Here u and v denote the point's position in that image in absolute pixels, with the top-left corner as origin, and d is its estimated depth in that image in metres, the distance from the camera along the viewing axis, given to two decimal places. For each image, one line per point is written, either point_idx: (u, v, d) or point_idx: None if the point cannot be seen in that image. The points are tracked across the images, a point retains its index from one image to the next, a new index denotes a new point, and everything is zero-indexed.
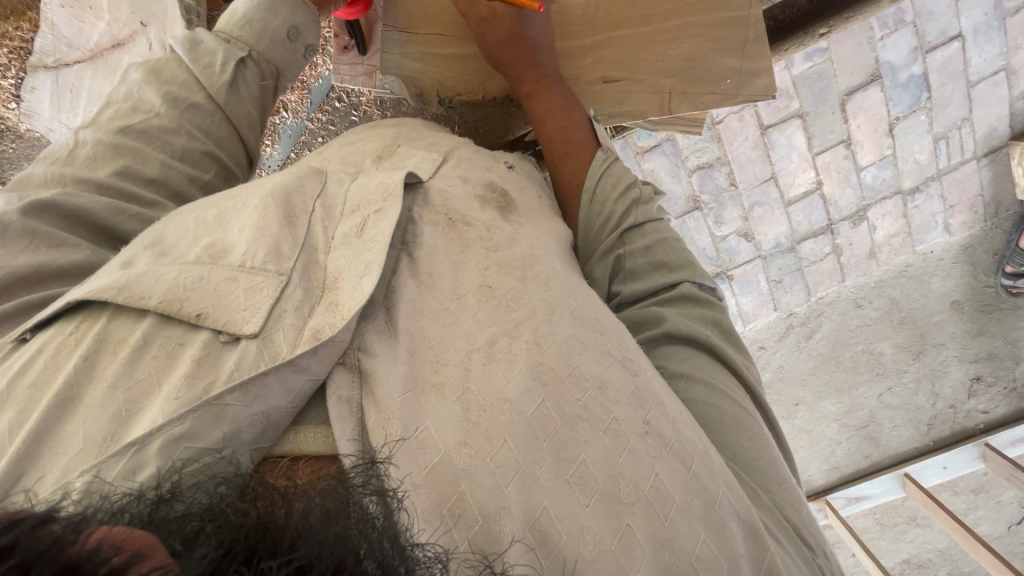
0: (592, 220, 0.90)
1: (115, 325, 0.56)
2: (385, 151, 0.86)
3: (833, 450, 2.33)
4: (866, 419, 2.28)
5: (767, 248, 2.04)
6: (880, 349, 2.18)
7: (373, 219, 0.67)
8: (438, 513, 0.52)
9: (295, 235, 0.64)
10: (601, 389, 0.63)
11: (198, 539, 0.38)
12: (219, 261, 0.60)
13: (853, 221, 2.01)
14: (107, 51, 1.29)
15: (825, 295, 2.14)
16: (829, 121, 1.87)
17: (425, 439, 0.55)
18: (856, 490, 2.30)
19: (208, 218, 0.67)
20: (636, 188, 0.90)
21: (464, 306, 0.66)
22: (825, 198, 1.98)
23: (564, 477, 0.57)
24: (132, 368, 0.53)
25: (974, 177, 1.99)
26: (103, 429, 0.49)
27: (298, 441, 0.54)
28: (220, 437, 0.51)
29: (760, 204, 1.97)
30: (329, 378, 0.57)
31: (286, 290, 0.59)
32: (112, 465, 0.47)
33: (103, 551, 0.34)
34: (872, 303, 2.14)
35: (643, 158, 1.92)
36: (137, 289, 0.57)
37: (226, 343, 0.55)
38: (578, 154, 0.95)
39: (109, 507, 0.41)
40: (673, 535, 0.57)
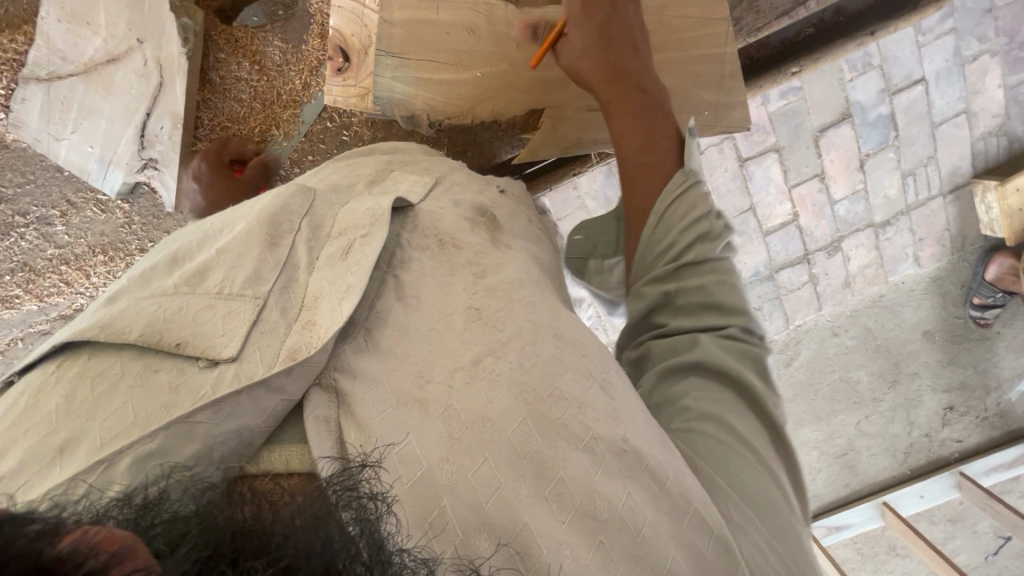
0: (654, 245, 0.85)
1: (97, 360, 0.55)
2: (375, 175, 0.88)
3: (813, 478, 2.34)
4: (844, 447, 2.31)
5: (746, 276, 2.09)
6: (856, 377, 2.23)
7: (359, 243, 0.68)
8: (421, 524, 0.53)
9: (278, 256, 0.65)
10: (580, 408, 0.63)
11: (184, 539, 0.38)
12: (197, 289, 0.61)
13: (828, 251, 2.08)
14: (100, 66, 1.31)
15: (803, 323, 2.18)
16: (803, 156, 1.95)
17: (405, 453, 0.55)
18: (836, 519, 2.32)
19: (194, 248, 0.68)
20: (706, 221, 0.84)
21: (450, 326, 0.66)
22: (801, 229, 2.04)
23: (542, 494, 0.57)
24: (110, 397, 0.52)
25: (941, 213, 2.08)
26: (80, 453, 0.48)
27: (275, 458, 0.53)
28: (191, 455, 0.50)
29: (740, 234, 2.03)
30: (306, 398, 0.57)
31: (262, 313, 0.59)
32: (80, 484, 0.47)
33: (80, 553, 0.33)
34: (848, 331, 2.19)
35: None
36: (116, 324, 0.57)
37: (204, 368, 0.55)
38: (662, 172, 0.89)
39: (94, 509, 0.40)
40: (646, 550, 0.57)
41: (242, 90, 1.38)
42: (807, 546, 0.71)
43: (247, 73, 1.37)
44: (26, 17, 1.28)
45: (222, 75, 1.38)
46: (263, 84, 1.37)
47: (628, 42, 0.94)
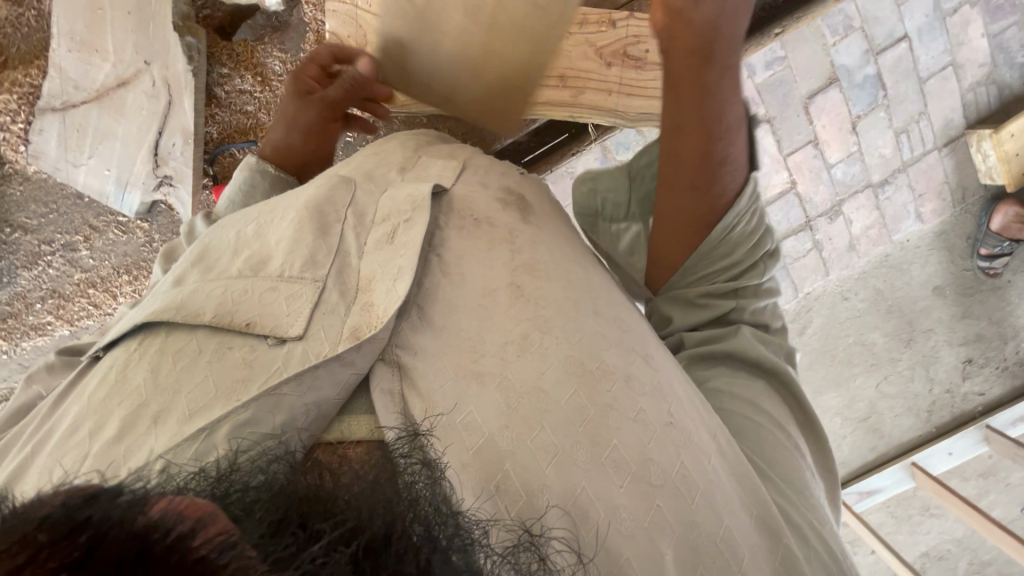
0: (713, 258, 0.90)
1: (174, 338, 0.59)
2: (405, 163, 0.87)
3: (839, 445, 2.34)
4: (867, 410, 2.31)
5: None
6: (871, 339, 2.24)
7: (403, 227, 0.70)
8: (485, 487, 0.54)
9: (329, 245, 0.67)
10: (627, 381, 0.64)
11: (256, 506, 0.39)
12: (259, 272, 0.64)
13: (830, 216, 2.09)
14: (112, 90, 1.34)
15: (811, 290, 2.19)
16: (794, 124, 1.96)
17: (467, 420, 0.57)
18: (867, 485, 2.32)
19: (248, 232, 0.71)
20: (763, 244, 0.91)
21: (496, 302, 0.66)
22: (800, 196, 2.06)
23: (599, 461, 0.58)
24: (192, 371, 0.56)
25: (938, 166, 2.08)
26: (172, 420, 0.53)
27: (344, 428, 0.55)
28: (280, 423, 0.53)
29: None
30: (371, 372, 0.59)
31: (323, 295, 0.62)
32: (190, 446, 0.51)
33: (166, 521, 0.35)
34: (858, 294, 2.20)
35: None
36: (190, 305, 0.60)
37: (274, 345, 0.58)
38: (705, 191, 0.85)
39: (174, 484, 0.42)
40: (698, 517, 0.58)
41: (248, 102, 1.43)
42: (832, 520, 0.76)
43: (250, 85, 1.41)
44: (37, 51, 1.30)
45: (226, 89, 1.42)
46: (266, 95, 1.42)
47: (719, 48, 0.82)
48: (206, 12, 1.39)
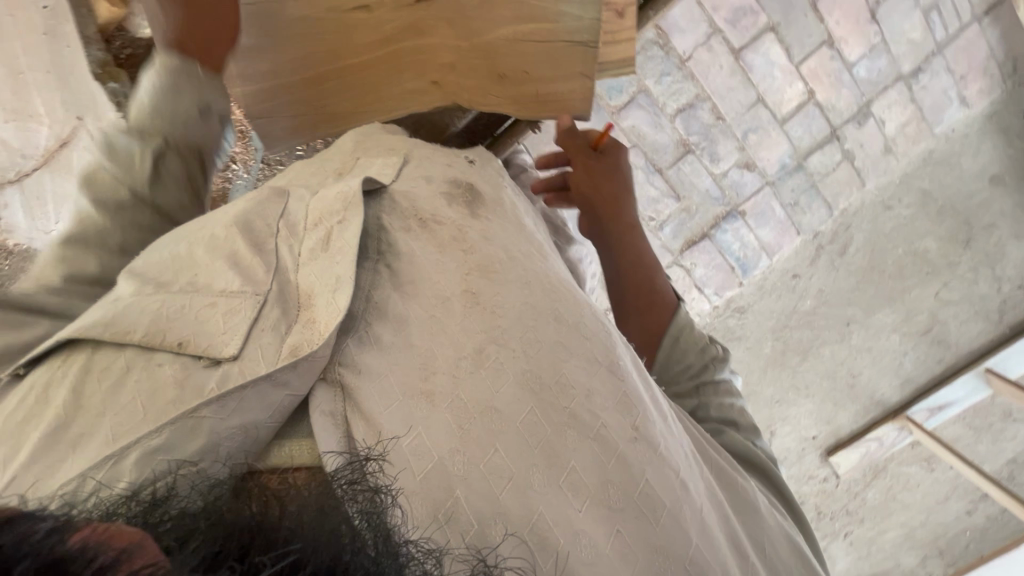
0: (671, 364, 1.03)
1: (100, 355, 0.59)
2: (343, 167, 0.97)
3: (901, 362, 2.18)
4: (928, 321, 2.14)
5: (773, 172, 1.95)
6: (924, 247, 2.05)
7: (337, 230, 0.77)
8: (431, 517, 0.58)
9: (267, 262, 0.71)
10: (588, 396, 0.68)
11: (191, 536, 0.42)
12: (200, 289, 0.66)
13: (858, 120, 1.93)
14: (56, 152, 1.40)
15: (848, 205, 2.01)
16: (803, 26, 1.80)
17: (412, 446, 0.61)
18: (937, 399, 2.17)
19: (180, 252, 0.71)
20: (712, 347, 1.03)
21: (449, 311, 0.72)
22: (821, 105, 1.89)
23: (556, 483, 0.62)
24: (119, 391, 0.57)
25: (981, 41, 1.92)
26: (94, 444, 0.54)
27: (285, 454, 0.60)
28: (195, 449, 0.56)
29: (754, 129, 1.89)
30: (311, 394, 0.63)
31: (263, 308, 0.66)
32: (99, 472, 0.52)
33: (90, 548, 0.36)
34: (902, 200, 2.01)
35: (621, 117, 1.83)
36: (120, 322, 0.60)
37: (206, 366, 0.60)
38: (650, 310, 1.07)
39: (104, 509, 0.45)
40: (664, 541, 0.62)
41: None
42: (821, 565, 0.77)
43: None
44: None
45: None
46: None
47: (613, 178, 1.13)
48: (128, 50, 1.32)
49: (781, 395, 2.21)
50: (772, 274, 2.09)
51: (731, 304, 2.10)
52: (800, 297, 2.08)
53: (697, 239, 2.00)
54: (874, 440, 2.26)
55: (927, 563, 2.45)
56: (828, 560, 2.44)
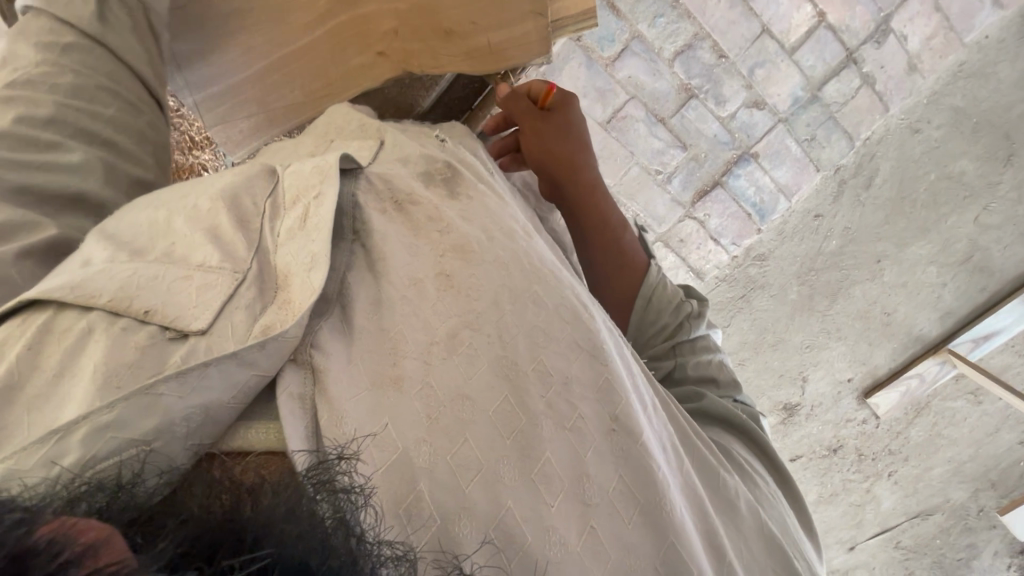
0: (647, 326, 1.05)
1: (60, 318, 0.57)
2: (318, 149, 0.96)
3: (940, 295, 2.07)
4: (967, 249, 2.01)
5: (785, 109, 1.83)
6: (960, 168, 1.90)
7: (314, 206, 0.72)
8: (395, 512, 0.57)
9: (248, 237, 0.68)
10: (566, 384, 0.69)
11: (160, 534, 0.41)
12: (176, 260, 0.63)
13: (877, 39, 1.78)
14: None
15: (871, 134, 1.87)
16: None
17: (378, 439, 0.59)
18: (982, 329, 2.06)
19: (159, 217, 0.70)
20: (687, 304, 1.05)
21: (423, 293, 0.70)
22: (834, 28, 1.75)
23: (529, 477, 0.62)
24: (78, 356, 0.54)
25: None
26: (47, 415, 0.51)
27: (250, 436, 0.57)
28: (151, 428, 0.51)
29: (761, 65, 1.77)
30: (279, 375, 0.60)
31: (240, 288, 0.62)
32: (48, 447, 0.48)
33: (57, 543, 0.34)
34: (931, 121, 1.86)
35: (615, 69, 1.74)
36: (89, 286, 0.58)
37: (174, 339, 0.57)
38: (624, 272, 1.09)
39: (66, 495, 0.44)
40: (636, 540, 0.64)
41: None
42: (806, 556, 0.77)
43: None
44: None
45: None
46: None
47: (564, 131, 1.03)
48: None
49: (811, 340, 2.14)
50: (793, 217, 1.98)
51: (751, 252, 2.02)
52: (824, 238, 1.98)
53: (708, 188, 1.91)
54: (914, 377, 2.16)
55: (979, 496, 2.38)
56: (872, 500, 2.42)
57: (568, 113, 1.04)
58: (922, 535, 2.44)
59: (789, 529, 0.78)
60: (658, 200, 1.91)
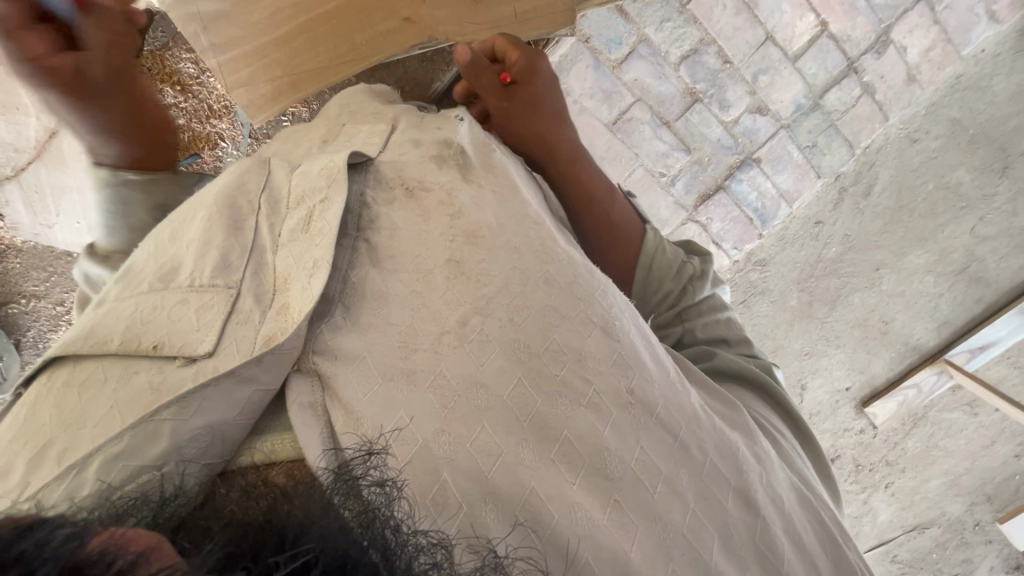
0: (650, 296, 1.03)
1: (78, 367, 0.63)
2: (328, 135, 0.95)
3: (937, 304, 2.09)
4: (964, 260, 2.03)
5: (787, 115, 1.86)
6: (956, 179, 1.94)
7: (319, 210, 0.76)
8: (424, 504, 0.59)
9: (243, 240, 0.74)
10: (580, 361, 0.69)
11: (204, 541, 0.44)
12: (173, 287, 0.68)
13: (878, 50, 1.82)
14: (47, 143, 1.44)
15: (871, 142, 1.91)
16: None
17: (400, 434, 0.61)
18: (977, 340, 2.07)
19: (166, 237, 0.76)
20: (688, 266, 1.03)
21: (432, 286, 0.72)
22: (836, 37, 1.79)
23: (549, 456, 0.63)
24: (93, 399, 0.59)
25: None
26: (65, 455, 0.55)
27: (267, 448, 0.62)
28: (159, 453, 0.56)
29: (764, 71, 1.80)
30: (285, 384, 0.65)
31: (236, 302, 0.68)
32: (66, 485, 0.53)
33: (109, 553, 0.39)
34: (930, 132, 1.90)
35: (622, 71, 1.77)
36: (100, 333, 0.64)
37: (181, 366, 0.62)
38: (621, 240, 1.05)
39: (115, 509, 0.48)
40: (665, 508, 0.65)
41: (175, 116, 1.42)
42: (824, 499, 0.80)
43: (172, 97, 1.41)
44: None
45: None
46: (190, 103, 1.43)
47: (540, 106, 1.08)
48: None
49: (811, 347, 2.14)
50: (796, 223, 2.00)
51: (752, 257, 2.03)
52: (824, 244, 2.00)
53: (711, 192, 1.93)
54: (912, 388, 2.17)
55: (975, 510, 2.37)
56: (869, 512, 2.41)
57: (540, 87, 1.09)
58: (919, 550, 2.42)
59: (807, 479, 0.81)
60: (661, 202, 1.93)
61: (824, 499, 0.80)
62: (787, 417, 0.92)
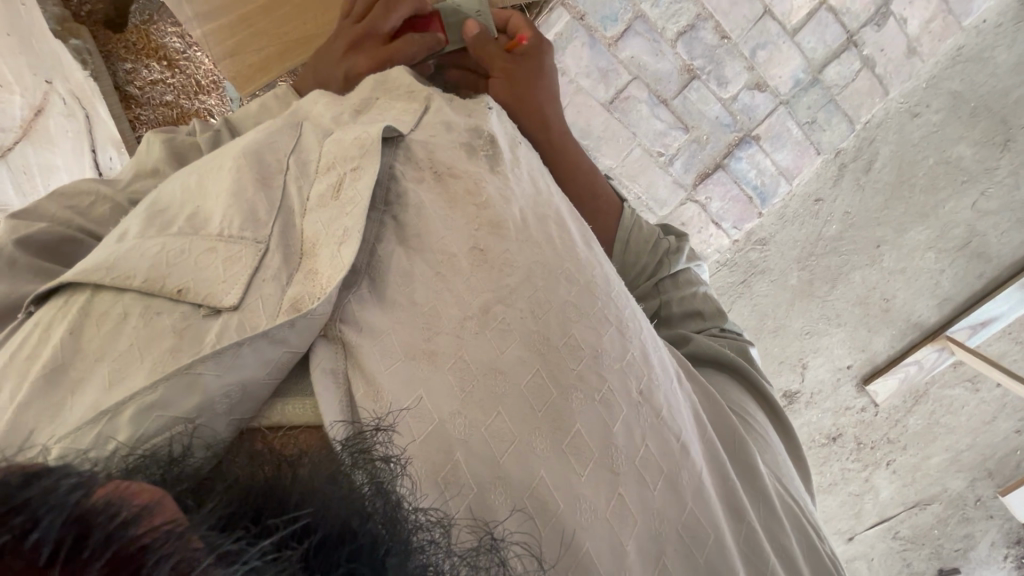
0: (630, 269, 1.04)
1: (98, 299, 0.61)
2: (361, 107, 0.91)
3: (938, 280, 2.08)
4: (965, 235, 2.02)
5: (786, 91, 1.83)
6: (958, 154, 1.93)
7: (350, 178, 0.74)
8: (433, 482, 0.58)
9: (271, 198, 0.72)
10: (597, 357, 0.68)
11: (207, 500, 0.43)
12: (201, 232, 0.67)
13: (877, 22, 1.78)
14: (32, 122, 1.28)
15: (871, 117, 1.89)
16: None
17: (414, 413, 0.61)
18: (979, 316, 2.07)
19: (191, 183, 0.75)
20: (664, 242, 1.06)
21: (456, 269, 0.71)
22: (834, 10, 1.76)
23: (560, 448, 0.62)
24: (118, 336, 0.58)
25: None
26: (91, 392, 0.55)
27: (287, 412, 0.61)
28: (192, 407, 0.55)
29: (763, 46, 1.77)
30: (310, 350, 0.63)
31: (264, 259, 0.66)
32: (95, 429, 0.52)
33: (113, 504, 0.37)
34: (930, 105, 1.88)
35: (619, 48, 1.74)
36: (121, 267, 0.62)
37: (207, 315, 0.61)
38: (601, 214, 1.06)
39: (121, 467, 0.46)
40: (664, 508, 0.64)
41: (164, 92, 1.47)
42: (811, 507, 0.81)
43: (158, 73, 1.46)
44: None
45: (138, 85, 1.47)
46: (178, 78, 1.47)
47: (536, 80, 1.08)
48: (88, 8, 1.42)
49: (811, 326, 2.14)
50: (794, 199, 1.98)
51: (751, 236, 2.02)
52: (821, 222, 1.99)
53: (710, 170, 1.91)
54: (913, 364, 2.16)
55: (976, 486, 2.39)
56: (871, 490, 2.42)
57: (540, 66, 1.10)
58: (920, 526, 2.43)
59: (795, 488, 0.80)
60: (660, 181, 1.91)
61: (811, 510, 0.80)
62: (770, 411, 0.91)
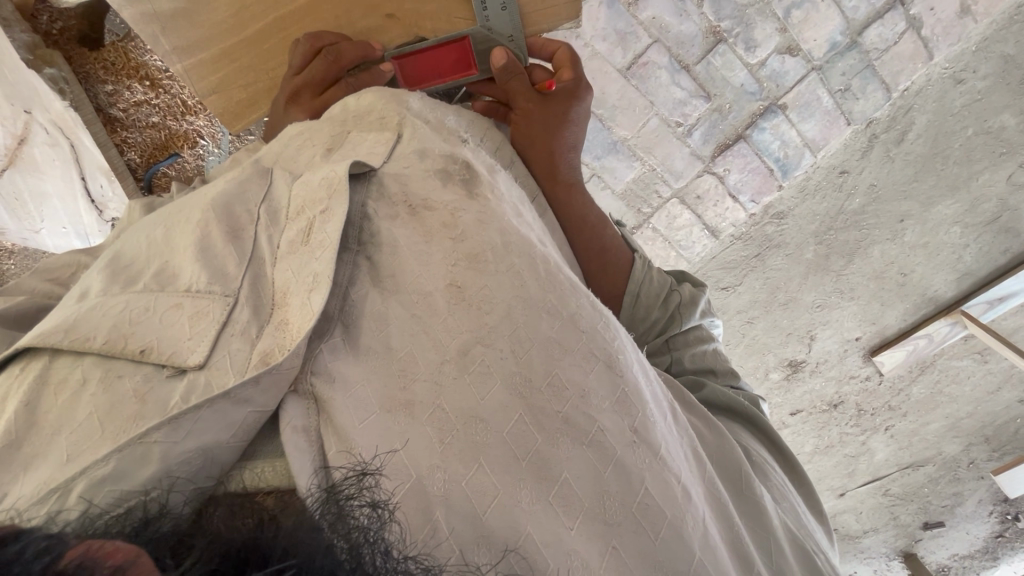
0: (640, 327, 1.05)
1: (57, 364, 0.62)
2: (334, 143, 0.92)
3: (960, 256, 2.01)
4: (996, 210, 1.92)
5: (820, 56, 1.69)
6: (1000, 124, 1.79)
7: (319, 220, 0.75)
8: (419, 536, 0.60)
9: (241, 251, 0.73)
10: (583, 397, 0.70)
11: (188, 554, 0.45)
12: (167, 288, 0.69)
13: None
14: (18, 151, 1.40)
15: (909, 85, 1.74)
16: None
17: (397, 460, 0.63)
18: (997, 292, 2.01)
19: (157, 235, 0.76)
20: (677, 295, 1.05)
21: (433, 309, 0.73)
22: None
23: (546, 498, 0.64)
24: (77, 403, 0.59)
25: None
26: (45, 463, 0.55)
27: (255, 475, 0.61)
28: (147, 477, 0.55)
29: (800, 4, 1.62)
30: (280, 407, 0.64)
31: (231, 312, 0.67)
32: (45, 504, 0.52)
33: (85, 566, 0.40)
34: (977, 72, 1.72)
35: (638, 9, 1.62)
36: (81, 329, 0.62)
37: (172, 376, 0.62)
38: (611, 267, 1.07)
39: (98, 527, 0.47)
40: (663, 556, 0.65)
41: (149, 113, 1.42)
42: (821, 541, 0.83)
43: (141, 93, 1.40)
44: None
45: (121, 106, 1.41)
46: (161, 98, 1.41)
47: (563, 126, 1.08)
48: (59, 24, 1.35)
49: (823, 300, 2.11)
50: (817, 172, 1.88)
51: (768, 210, 1.94)
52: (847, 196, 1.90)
53: (731, 142, 1.81)
54: (923, 337, 2.13)
55: (971, 450, 2.44)
56: (866, 452, 2.49)
57: (574, 107, 1.09)
58: (911, 484, 2.53)
59: (802, 523, 0.82)
60: (677, 154, 1.83)
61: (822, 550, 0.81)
62: (777, 449, 0.93)
